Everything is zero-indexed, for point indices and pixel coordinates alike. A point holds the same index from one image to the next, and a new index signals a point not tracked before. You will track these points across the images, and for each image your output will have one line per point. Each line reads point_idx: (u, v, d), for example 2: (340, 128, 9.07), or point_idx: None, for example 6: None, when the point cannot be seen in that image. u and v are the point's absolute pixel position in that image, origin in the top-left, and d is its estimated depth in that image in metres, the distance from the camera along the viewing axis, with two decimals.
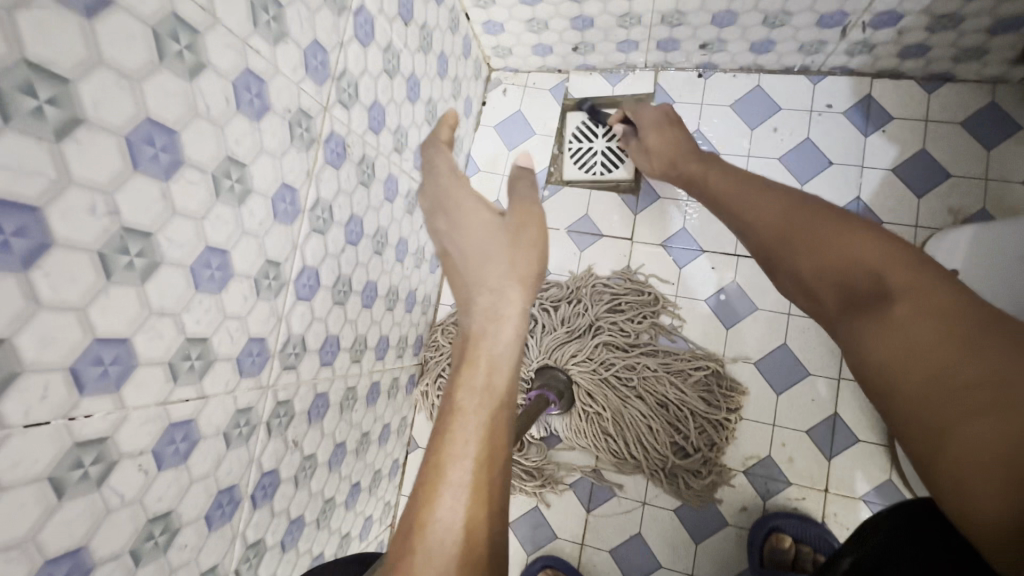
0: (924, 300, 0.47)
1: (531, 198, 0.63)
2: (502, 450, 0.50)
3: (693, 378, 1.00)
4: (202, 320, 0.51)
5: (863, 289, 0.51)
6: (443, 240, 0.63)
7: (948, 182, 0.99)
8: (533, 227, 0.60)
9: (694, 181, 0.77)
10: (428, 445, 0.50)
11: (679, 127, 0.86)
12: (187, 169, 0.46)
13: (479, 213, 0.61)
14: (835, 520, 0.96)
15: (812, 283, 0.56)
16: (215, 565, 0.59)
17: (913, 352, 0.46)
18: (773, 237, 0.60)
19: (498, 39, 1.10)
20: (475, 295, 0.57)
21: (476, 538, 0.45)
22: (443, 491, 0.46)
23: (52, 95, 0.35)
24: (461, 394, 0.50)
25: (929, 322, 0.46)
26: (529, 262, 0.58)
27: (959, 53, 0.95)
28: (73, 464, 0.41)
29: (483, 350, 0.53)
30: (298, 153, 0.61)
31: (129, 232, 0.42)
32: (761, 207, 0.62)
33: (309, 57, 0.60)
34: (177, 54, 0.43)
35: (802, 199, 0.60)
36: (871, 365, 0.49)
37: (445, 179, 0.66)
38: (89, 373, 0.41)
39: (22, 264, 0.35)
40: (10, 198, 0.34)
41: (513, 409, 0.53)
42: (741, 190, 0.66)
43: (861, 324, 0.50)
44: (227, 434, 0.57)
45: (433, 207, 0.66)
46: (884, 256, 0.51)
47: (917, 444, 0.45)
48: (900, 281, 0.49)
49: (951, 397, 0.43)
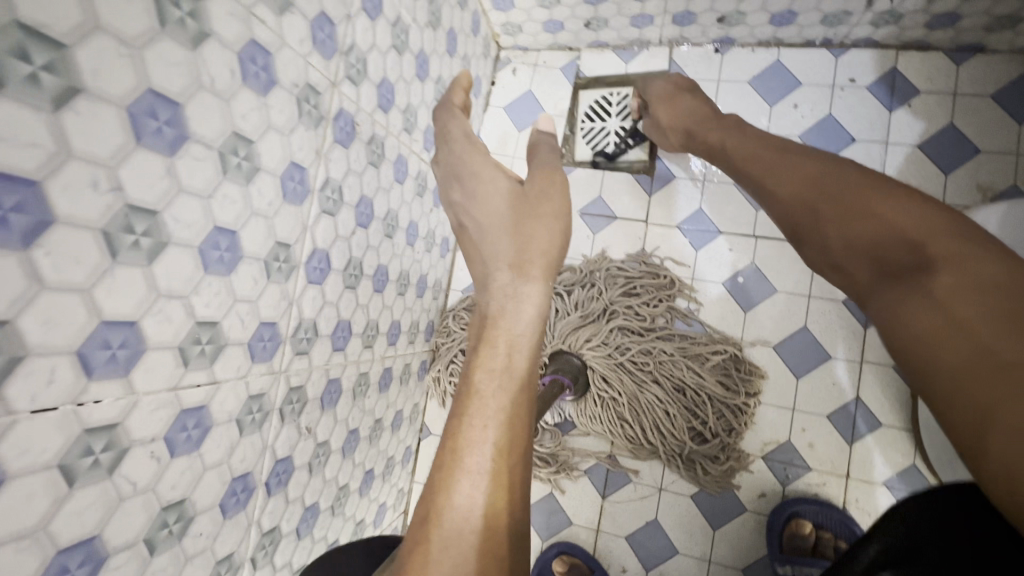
0: (968, 269, 0.42)
1: (554, 164, 0.60)
2: (524, 434, 0.48)
3: (712, 362, 0.98)
4: (211, 303, 0.49)
5: (900, 259, 0.46)
6: (458, 215, 0.60)
7: (977, 159, 0.95)
8: (551, 199, 0.57)
9: (713, 149, 0.71)
10: (444, 430, 0.48)
11: (694, 91, 0.79)
12: (192, 145, 0.44)
13: (495, 183, 0.58)
14: (857, 506, 0.94)
15: (842, 254, 0.51)
16: (231, 553, 0.58)
17: (954, 323, 0.41)
18: (797, 207, 0.55)
19: (508, 16, 1.06)
20: (492, 273, 0.54)
21: (498, 523, 0.44)
22: (461, 477, 0.45)
23: (49, 61, 0.33)
24: (479, 375, 0.48)
25: (976, 295, 0.41)
26: (545, 235, 0.55)
27: (992, 23, 0.90)
28: (83, 451, 0.40)
29: (502, 329, 0.51)
30: (307, 130, 0.59)
31: (133, 209, 0.40)
32: (789, 174, 0.57)
33: (317, 29, 0.57)
34: (179, 21, 0.41)
35: (833, 165, 0.55)
36: (904, 340, 0.44)
37: (458, 146, 0.61)
38: (98, 357, 0.39)
39: (23, 242, 0.33)
40: (7, 171, 0.32)
41: (535, 390, 0.51)
42: (765, 157, 0.61)
43: (898, 293, 0.46)
44: (240, 421, 0.56)
45: (447, 175, 0.62)
46: (924, 224, 0.46)
47: (959, 423, 0.40)
48: (940, 250, 0.44)
49: (995, 378, 0.38)
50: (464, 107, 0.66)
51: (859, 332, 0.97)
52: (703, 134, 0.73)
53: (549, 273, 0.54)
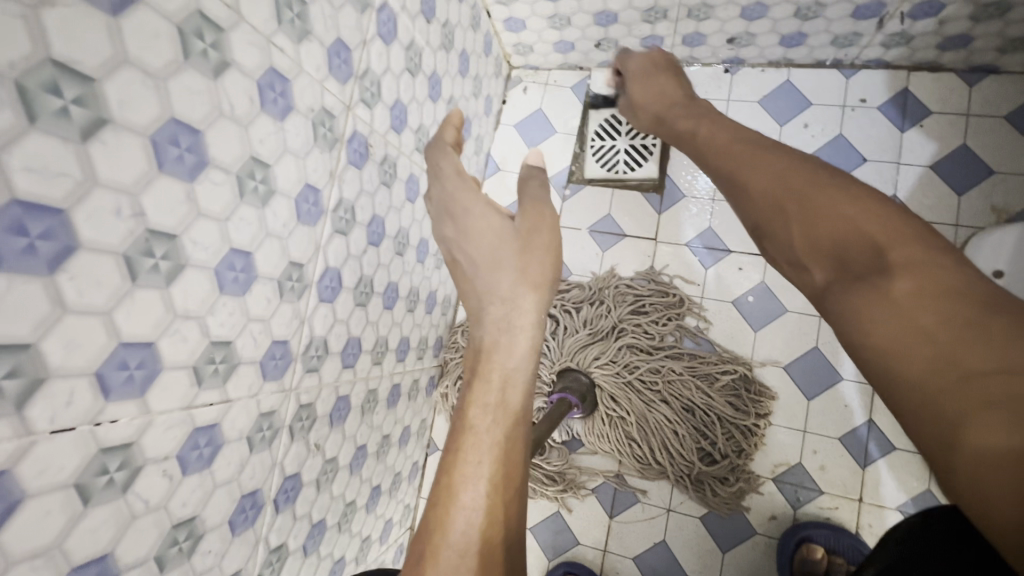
0: (930, 277, 0.42)
1: (546, 198, 0.61)
2: (519, 467, 0.48)
3: (720, 382, 0.97)
4: (225, 323, 0.50)
5: (864, 263, 0.46)
6: (453, 250, 0.61)
7: (991, 180, 0.95)
8: (546, 231, 0.58)
9: (683, 139, 0.70)
10: (439, 464, 0.48)
11: (675, 78, 0.80)
12: (211, 170, 0.45)
13: (488, 218, 0.59)
14: (870, 532, 0.92)
15: (805, 252, 0.51)
16: (239, 570, 0.59)
17: (912, 331, 0.41)
18: (764, 203, 0.54)
19: (519, 37, 1.08)
20: (486, 305, 0.55)
21: (494, 558, 0.44)
22: (457, 513, 0.45)
23: (78, 94, 0.34)
24: (473, 411, 0.48)
25: (937, 302, 0.41)
26: (541, 266, 0.56)
27: (1004, 44, 0.90)
28: (98, 470, 0.40)
29: (495, 364, 0.51)
30: (322, 153, 0.60)
31: (153, 234, 0.41)
32: (757, 169, 0.56)
33: (333, 55, 0.59)
34: (202, 52, 0.43)
35: (805, 162, 0.54)
36: (877, 352, 0.43)
37: (451, 182, 0.62)
38: (115, 377, 0.40)
39: (48, 267, 0.35)
40: (36, 200, 0.33)
41: (530, 423, 0.51)
42: (734, 151, 0.60)
43: (847, 292, 0.47)
44: (250, 438, 0.56)
45: (441, 211, 0.62)
46: (890, 230, 0.46)
47: (933, 435, 0.38)
48: (905, 257, 0.44)
49: (945, 387, 0.38)
50: (458, 143, 0.67)
51: None
52: (669, 119, 0.74)
53: (544, 302, 0.55)
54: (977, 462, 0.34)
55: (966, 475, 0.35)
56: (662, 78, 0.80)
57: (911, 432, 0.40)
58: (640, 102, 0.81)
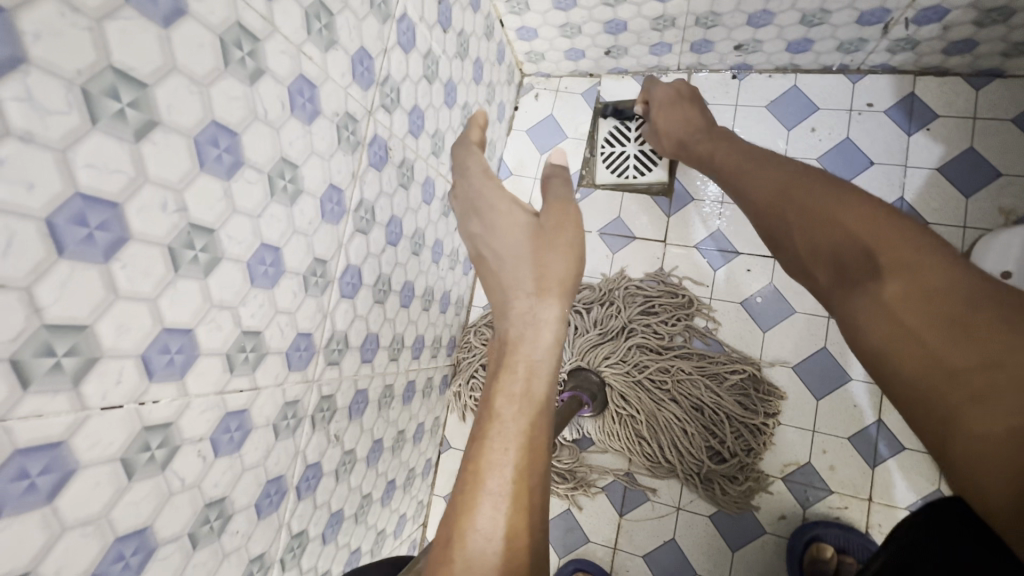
0: (917, 277, 0.45)
1: (568, 197, 0.63)
2: (542, 456, 0.50)
3: (729, 382, 0.99)
4: (255, 314, 0.53)
5: (859, 266, 0.49)
6: (477, 245, 0.64)
7: (998, 182, 0.96)
8: (568, 230, 0.60)
9: (700, 158, 0.74)
10: (466, 452, 0.50)
11: (692, 103, 0.82)
12: (245, 169, 0.49)
13: (513, 215, 0.62)
14: (880, 532, 0.92)
15: (807, 259, 0.54)
16: (263, 553, 0.61)
17: (904, 333, 0.45)
18: (766, 214, 0.58)
19: (532, 45, 1.11)
20: (511, 301, 0.58)
21: (519, 544, 0.46)
22: (483, 498, 0.47)
23: (133, 98, 0.38)
24: (500, 400, 0.51)
25: (924, 303, 0.44)
26: (564, 265, 0.58)
27: (1009, 48, 0.91)
28: (141, 447, 0.43)
29: (521, 356, 0.53)
30: (345, 155, 0.63)
31: (194, 227, 0.44)
32: (760, 180, 0.60)
33: (356, 63, 0.63)
34: (240, 60, 0.46)
35: (804, 171, 0.57)
36: (876, 351, 0.47)
37: (475, 180, 0.66)
38: (158, 360, 0.43)
39: (104, 256, 0.38)
40: (95, 193, 0.36)
41: (553, 415, 0.53)
42: (743, 165, 0.64)
43: (845, 297, 0.50)
44: (275, 426, 0.59)
45: (466, 209, 0.66)
46: (876, 231, 0.48)
47: (931, 424, 0.43)
48: (895, 258, 0.47)
49: (944, 384, 0.42)
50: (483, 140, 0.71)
51: None
52: (688, 141, 0.78)
53: (566, 298, 0.58)
54: (970, 454, 0.39)
55: (961, 459, 0.40)
56: (679, 103, 0.83)
57: (910, 421, 0.45)
58: (663, 126, 0.84)
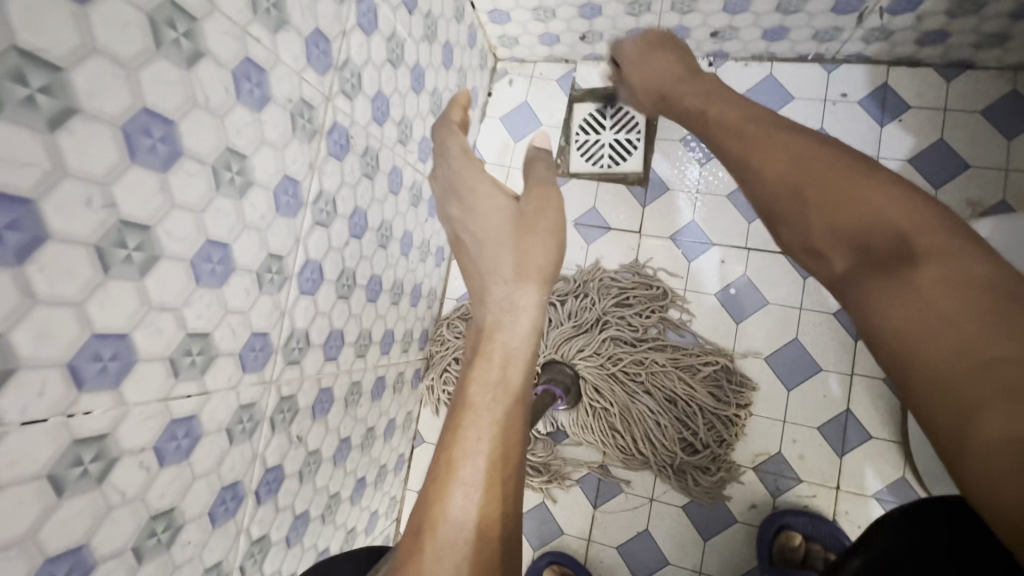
0: (953, 264, 0.41)
1: (549, 180, 0.61)
2: (517, 447, 0.48)
3: (702, 373, 0.98)
4: (202, 315, 0.50)
5: (887, 251, 0.45)
6: (456, 229, 0.62)
7: (966, 174, 0.96)
8: (550, 212, 0.58)
9: (693, 116, 0.67)
10: (439, 442, 0.48)
11: (680, 56, 0.75)
12: (185, 161, 0.45)
13: (494, 200, 0.60)
14: (847, 519, 0.94)
15: (823, 240, 0.50)
16: (219, 561, 0.59)
17: (933, 319, 0.40)
18: (782, 191, 0.53)
19: (505, 29, 1.07)
20: (489, 287, 0.56)
21: (491, 534, 0.44)
22: (455, 487, 0.45)
23: (45, 84, 0.34)
24: (473, 389, 0.49)
25: (959, 290, 0.40)
26: (543, 251, 0.56)
27: (981, 40, 0.91)
28: (72, 462, 0.40)
29: (497, 344, 0.52)
30: (301, 144, 0.60)
31: (126, 224, 0.41)
32: (774, 153, 0.54)
33: (311, 46, 0.59)
34: (174, 42, 0.42)
35: (820, 141, 0.53)
36: (890, 337, 0.43)
37: (456, 162, 0.63)
38: (88, 368, 0.40)
39: (16, 259, 0.34)
40: (2, 189, 0.33)
41: (530, 403, 0.51)
42: (753, 130, 0.57)
43: (867, 281, 0.46)
44: (229, 430, 0.56)
45: (446, 190, 0.64)
46: (905, 213, 0.45)
47: (946, 422, 0.38)
48: (931, 245, 0.43)
49: (965, 376, 0.37)
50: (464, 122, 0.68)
51: (848, 342, 0.98)
52: (672, 95, 0.71)
53: (546, 286, 0.56)
54: (982, 455, 0.35)
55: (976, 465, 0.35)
56: (664, 57, 0.75)
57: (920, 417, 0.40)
58: (643, 82, 0.77)
